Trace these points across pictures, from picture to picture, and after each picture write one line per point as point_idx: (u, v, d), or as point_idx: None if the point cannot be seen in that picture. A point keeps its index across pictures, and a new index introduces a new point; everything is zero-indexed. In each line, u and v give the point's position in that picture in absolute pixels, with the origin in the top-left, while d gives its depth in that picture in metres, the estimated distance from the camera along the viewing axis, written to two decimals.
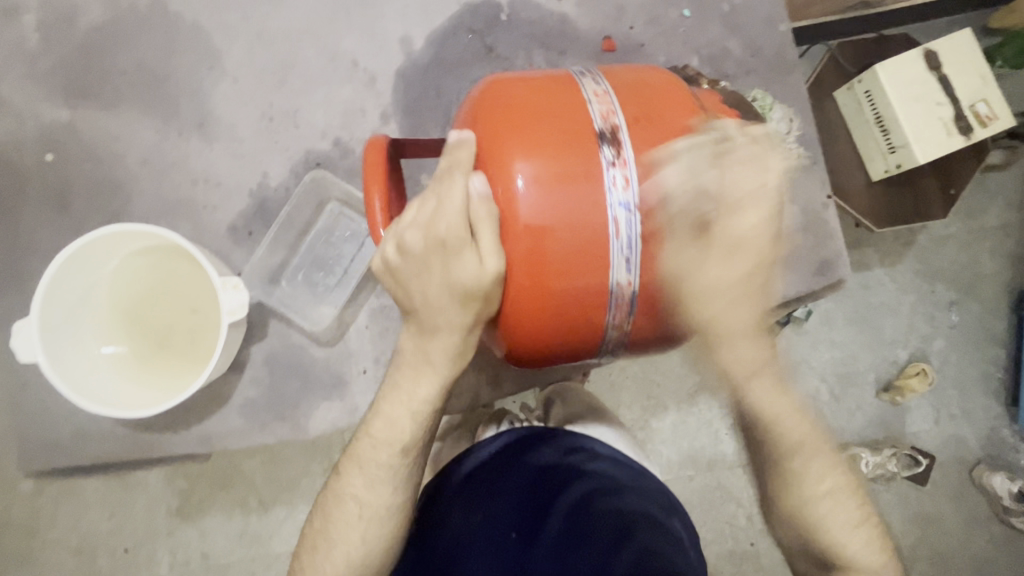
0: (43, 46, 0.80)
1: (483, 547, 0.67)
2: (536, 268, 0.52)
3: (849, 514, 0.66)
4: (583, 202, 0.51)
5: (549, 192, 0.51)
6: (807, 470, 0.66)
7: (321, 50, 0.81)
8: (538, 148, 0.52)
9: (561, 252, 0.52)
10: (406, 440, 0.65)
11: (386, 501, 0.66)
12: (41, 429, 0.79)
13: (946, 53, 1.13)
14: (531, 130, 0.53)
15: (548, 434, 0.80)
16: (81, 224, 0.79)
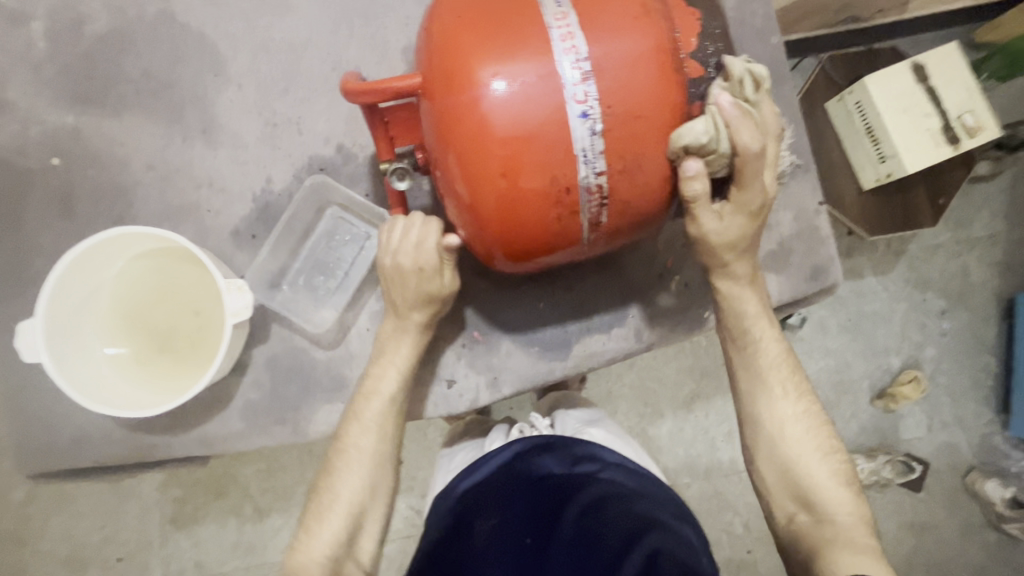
0: (50, 54, 0.81)
1: (501, 552, 0.68)
2: (510, 162, 0.57)
3: (816, 441, 0.68)
4: (547, 95, 0.56)
5: (511, 100, 0.56)
6: (768, 390, 0.70)
7: (325, 58, 0.83)
8: (501, 49, 0.56)
9: (530, 146, 0.57)
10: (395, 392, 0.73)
11: (379, 446, 0.72)
12: (41, 433, 0.79)
13: (932, 66, 1.16)
14: (495, 31, 0.57)
15: (557, 442, 0.83)
16: (85, 229, 0.80)
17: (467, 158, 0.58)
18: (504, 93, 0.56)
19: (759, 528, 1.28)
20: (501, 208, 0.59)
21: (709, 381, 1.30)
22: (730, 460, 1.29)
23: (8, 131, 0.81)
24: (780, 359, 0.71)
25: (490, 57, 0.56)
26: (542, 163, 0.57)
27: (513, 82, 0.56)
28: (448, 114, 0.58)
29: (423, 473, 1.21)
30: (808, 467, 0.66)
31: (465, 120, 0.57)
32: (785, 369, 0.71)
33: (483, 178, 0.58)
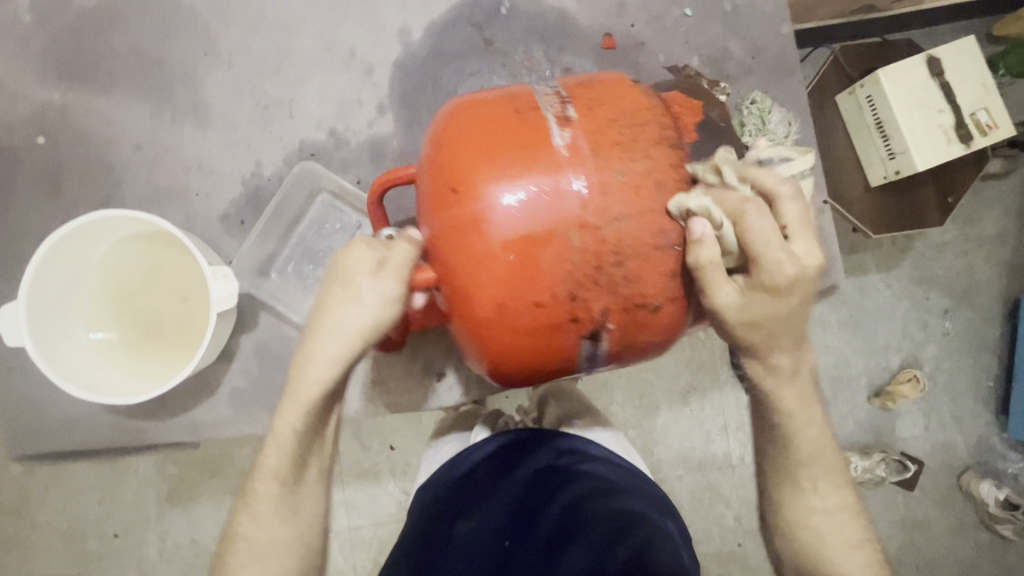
0: (36, 28, 0.79)
1: (481, 547, 0.67)
2: (516, 280, 0.55)
3: (849, 533, 0.66)
4: (554, 213, 0.54)
5: (520, 207, 0.54)
6: (807, 485, 0.67)
7: (317, 38, 0.80)
8: (510, 166, 0.55)
9: (532, 266, 0.55)
10: (281, 468, 0.62)
11: (281, 533, 0.62)
12: (28, 414, 0.79)
13: (948, 59, 1.13)
14: (495, 143, 0.56)
15: (543, 438, 0.83)
16: (71, 209, 0.79)
17: (467, 269, 0.56)
18: (513, 211, 0.54)
19: (750, 522, 1.29)
20: (497, 321, 0.57)
21: (706, 375, 1.29)
22: (724, 454, 1.28)
23: None
24: (825, 449, 0.67)
25: (496, 174, 0.55)
26: (545, 279, 0.55)
27: (523, 198, 0.54)
28: (450, 225, 0.56)
29: (416, 459, 1.21)
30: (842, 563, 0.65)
31: (468, 234, 0.55)
32: (829, 462, 0.67)
33: (485, 293, 0.56)
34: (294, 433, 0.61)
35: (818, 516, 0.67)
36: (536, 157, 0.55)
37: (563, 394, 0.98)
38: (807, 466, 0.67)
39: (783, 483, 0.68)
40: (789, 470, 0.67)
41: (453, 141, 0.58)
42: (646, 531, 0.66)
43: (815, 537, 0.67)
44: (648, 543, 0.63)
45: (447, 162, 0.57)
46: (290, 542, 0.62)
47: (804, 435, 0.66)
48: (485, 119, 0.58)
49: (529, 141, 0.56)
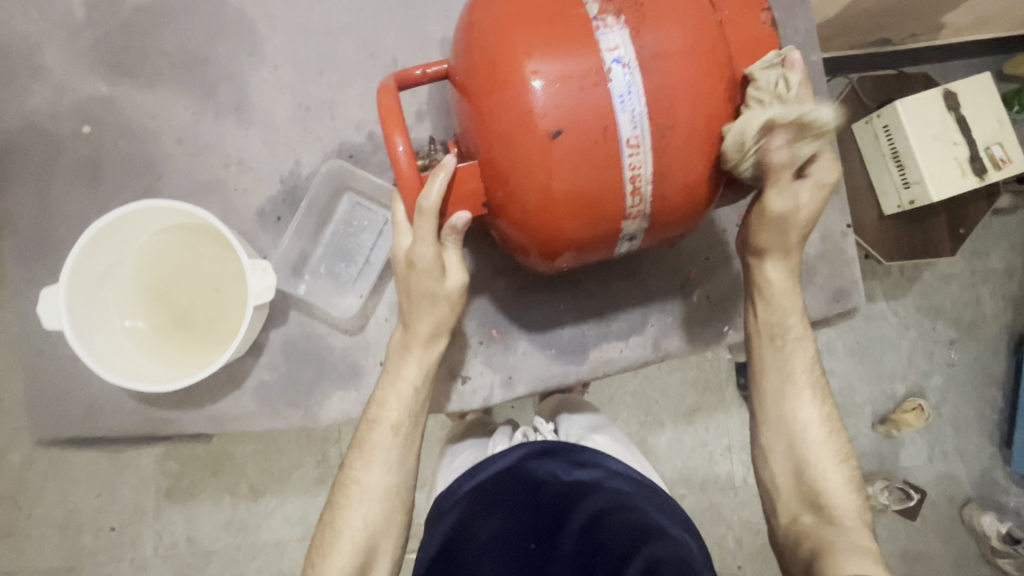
0: (87, 22, 0.81)
1: (504, 556, 0.68)
2: (554, 164, 0.55)
3: (834, 449, 0.70)
4: (592, 95, 0.54)
5: (557, 93, 0.54)
6: (797, 393, 0.72)
7: (361, 44, 0.82)
8: (547, 48, 0.54)
9: (581, 150, 0.55)
10: (391, 455, 0.71)
11: (378, 508, 0.70)
12: (51, 399, 0.79)
13: (964, 94, 1.15)
14: (533, 26, 0.55)
15: (559, 448, 0.82)
16: (110, 198, 0.80)
17: (501, 159, 0.57)
18: (550, 92, 0.54)
19: (751, 544, 1.29)
20: (541, 204, 0.57)
21: (712, 394, 1.29)
22: (727, 474, 1.29)
23: (40, 94, 0.81)
24: (812, 366, 0.73)
25: (534, 55, 0.54)
26: (584, 160, 0.55)
27: (555, 84, 0.54)
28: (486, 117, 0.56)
29: (421, 465, 1.21)
30: (826, 474, 0.69)
31: (506, 117, 0.55)
32: (813, 376, 0.73)
33: (523, 181, 0.57)
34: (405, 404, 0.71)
35: (795, 418, 0.71)
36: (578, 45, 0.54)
37: (577, 406, 0.98)
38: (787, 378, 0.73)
39: (773, 389, 0.73)
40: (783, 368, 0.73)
41: (489, 21, 0.57)
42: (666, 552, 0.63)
43: (799, 453, 0.70)
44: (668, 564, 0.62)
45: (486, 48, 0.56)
46: (390, 512, 0.70)
47: (791, 319, 0.73)
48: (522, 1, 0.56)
49: (565, 27, 0.55)
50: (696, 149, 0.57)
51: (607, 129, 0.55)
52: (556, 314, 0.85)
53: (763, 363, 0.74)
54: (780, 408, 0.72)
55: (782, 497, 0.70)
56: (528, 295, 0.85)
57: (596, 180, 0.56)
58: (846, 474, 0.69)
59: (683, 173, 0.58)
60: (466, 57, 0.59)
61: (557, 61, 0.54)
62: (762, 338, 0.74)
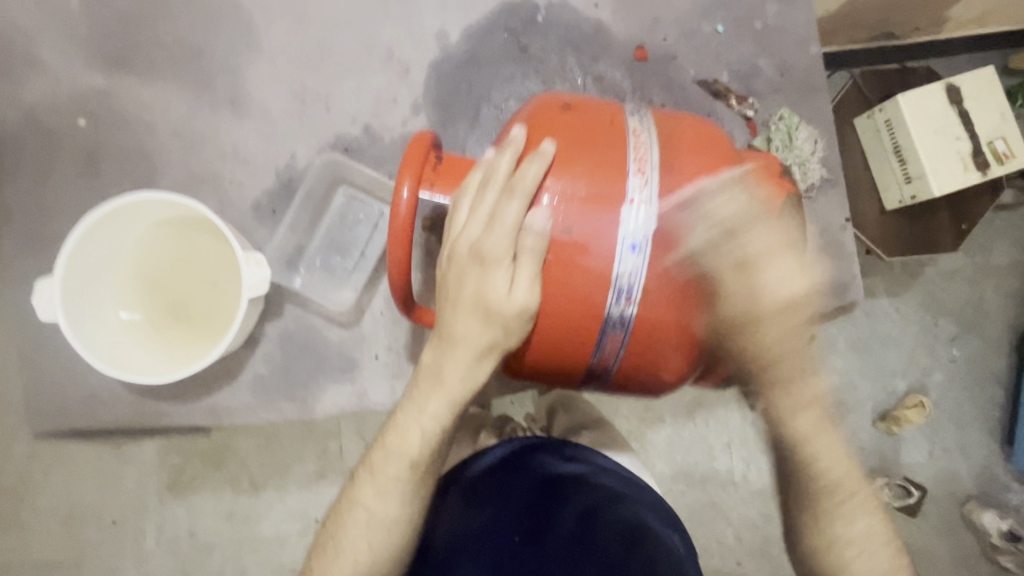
0: (84, 14, 0.81)
1: (487, 552, 0.69)
2: (552, 280, 0.57)
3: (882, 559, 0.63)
4: (596, 227, 0.56)
5: (559, 212, 0.56)
6: (841, 513, 0.63)
7: (357, 37, 0.82)
8: (566, 178, 0.57)
9: (574, 273, 0.57)
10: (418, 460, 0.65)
11: (395, 513, 0.65)
12: (49, 391, 0.80)
13: (967, 87, 1.14)
14: (566, 153, 0.58)
15: (547, 442, 0.81)
16: (107, 191, 0.80)
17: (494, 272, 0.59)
18: (559, 212, 0.56)
19: (750, 540, 1.28)
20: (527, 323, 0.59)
21: (712, 390, 1.29)
22: (727, 471, 1.28)
23: (38, 87, 0.81)
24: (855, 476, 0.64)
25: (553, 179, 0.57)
26: (581, 285, 0.57)
27: (562, 207, 0.56)
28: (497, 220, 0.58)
29: None
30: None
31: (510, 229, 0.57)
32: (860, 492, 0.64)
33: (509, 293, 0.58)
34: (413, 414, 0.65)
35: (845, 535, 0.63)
36: (600, 179, 0.57)
37: (573, 403, 0.98)
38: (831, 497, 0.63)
39: (822, 510, 0.64)
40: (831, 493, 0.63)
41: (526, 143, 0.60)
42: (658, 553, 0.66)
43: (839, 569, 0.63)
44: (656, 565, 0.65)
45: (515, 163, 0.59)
46: (406, 514, 0.66)
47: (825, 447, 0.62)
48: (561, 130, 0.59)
49: (596, 158, 0.57)
50: (689, 302, 0.57)
51: (600, 270, 0.56)
52: None
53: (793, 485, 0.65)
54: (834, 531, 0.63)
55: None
56: None
57: (583, 307, 0.57)
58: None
59: (681, 312, 0.57)
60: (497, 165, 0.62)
61: (577, 190, 0.56)
62: (789, 472, 0.64)
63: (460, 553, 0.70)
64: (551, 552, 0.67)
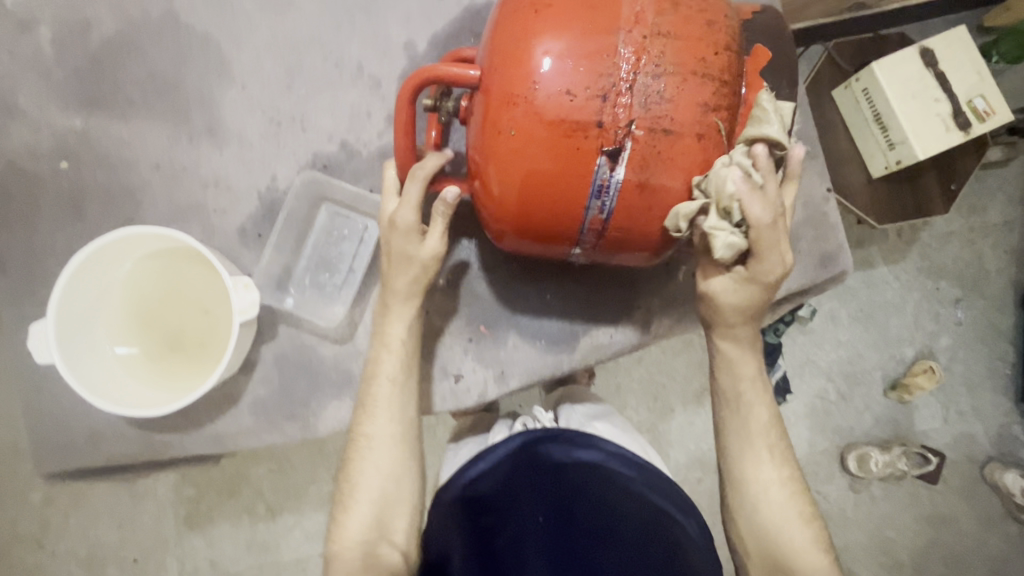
0: (56, 57, 0.82)
1: (531, 549, 0.65)
2: (550, 142, 0.57)
3: (798, 510, 0.69)
4: (593, 78, 0.56)
5: (563, 64, 0.56)
6: (756, 455, 0.71)
7: (327, 56, 0.83)
8: (563, 31, 0.56)
9: (575, 127, 0.57)
10: (394, 369, 0.74)
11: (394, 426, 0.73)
12: (53, 431, 0.80)
13: (941, 49, 1.14)
14: (559, 8, 0.57)
15: (568, 434, 0.77)
16: (94, 229, 0.81)
17: (495, 136, 0.59)
18: (555, 66, 0.56)
19: None
20: (524, 185, 0.60)
21: None
22: None
23: (18, 134, 0.82)
24: (788, 481, 0.70)
25: (550, 36, 0.56)
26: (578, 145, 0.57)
27: (564, 63, 0.56)
28: (497, 85, 0.58)
29: (434, 471, 1.21)
30: (790, 532, 0.68)
31: (511, 88, 0.57)
32: (762, 430, 0.72)
33: (511, 154, 0.58)
34: (402, 341, 0.75)
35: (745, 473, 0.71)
36: (598, 31, 0.56)
37: (580, 397, 0.96)
38: (745, 460, 0.71)
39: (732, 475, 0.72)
40: (739, 444, 0.72)
41: (519, 2, 0.59)
42: (675, 536, 0.69)
43: (767, 524, 0.69)
44: (675, 555, 0.67)
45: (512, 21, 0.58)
46: (403, 431, 0.73)
47: (742, 386, 0.72)
48: None
49: (593, 9, 0.56)
50: (686, 165, 0.58)
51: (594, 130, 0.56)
52: (547, 304, 0.85)
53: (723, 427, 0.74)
54: (742, 469, 0.71)
55: (753, 560, 0.70)
56: (519, 280, 0.85)
57: (577, 166, 0.58)
58: (813, 533, 0.68)
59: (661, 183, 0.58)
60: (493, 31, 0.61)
61: (572, 70, 0.56)
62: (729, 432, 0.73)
63: (490, 564, 0.65)
64: (575, 553, 0.64)
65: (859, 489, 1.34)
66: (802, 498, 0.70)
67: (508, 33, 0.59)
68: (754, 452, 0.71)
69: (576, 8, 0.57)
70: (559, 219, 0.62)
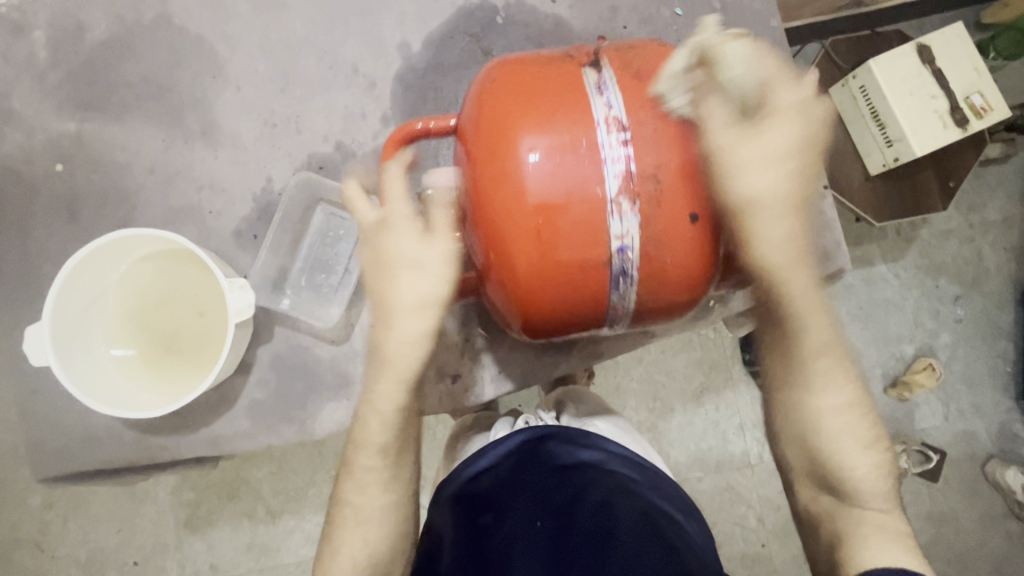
0: (50, 60, 0.82)
1: (525, 549, 0.65)
2: (552, 239, 0.57)
3: (860, 434, 0.67)
4: (583, 168, 0.56)
5: (553, 161, 0.56)
6: (823, 382, 0.67)
7: (321, 57, 0.83)
8: (545, 127, 0.57)
9: (577, 220, 0.57)
10: (399, 400, 0.68)
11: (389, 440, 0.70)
12: (50, 435, 0.80)
13: (937, 46, 1.14)
14: (537, 103, 0.58)
15: (575, 433, 0.77)
16: (89, 233, 0.81)
17: (495, 233, 0.59)
18: (544, 166, 0.56)
19: (774, 521, 1.27)
20: (535, 278, 0.59)
21: (719, 373, 1.29)
22: (743, 453, 1.27)
23: (13, 137, 0.82)
24: (847, 407, 0.67)
25: (534, 133, 0.57)
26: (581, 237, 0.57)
27: (553, 158, 0.56)
28: (488, 182, 0.58)
29: (433, 472, 1.21)
30: (847, 456, 0.66)
31: (505, 185, 0.57)
32: (832, 357, 0.67)
33: (518, 249, 0.58)
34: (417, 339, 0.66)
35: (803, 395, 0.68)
36: (581, 124, 0.57)
37: (581, 396, 0.96)
38: (805, 374, 0.67)
39: (793, 392, 0.68)
40: (800, 357, 0.67)
41: (493, 102, 0.60)
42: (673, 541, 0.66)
43: (821, 441, 0.67)
44: (674, 554, 0.64)
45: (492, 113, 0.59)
46: (403, 438, 0.71)
47: (813, 294, 0.66)
48: (530, 80, 0.60)
49: (568, 102, 0.58)
50: (695, 239, 0.59)
51: (598, 219, 0.57)
52: None
53: (778, 346, 0.69)
54: (801, 394, 0.68)
55: (800, 476, 0.69)
56: None
57: (588, 254, 0.58)
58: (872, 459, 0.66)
59: (673, 257, 0.59)
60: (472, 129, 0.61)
61: (562, 165, 0.56)
62: (794, 349, 0.67)
63: (485, 564, 0.64)
64: (570, 551, 0.64)
65: None
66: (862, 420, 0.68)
67: (487, 128, 0.59)
68: (818, 373, 0.67)
69: (553, 102, 0.58)
70: (576, 306, 0.61)
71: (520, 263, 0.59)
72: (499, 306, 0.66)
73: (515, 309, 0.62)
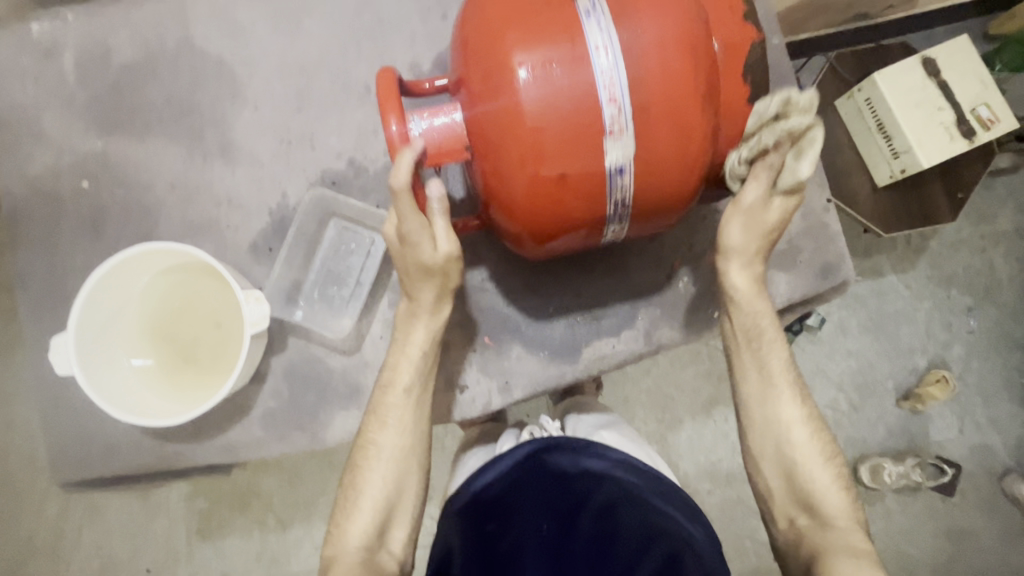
0: (78, 83, 0.86)
1: (532, 557, 0.67)
2: (546, 151, 0.59)
3: (822, 461, 0.70)
4: (573, 85, 0.58)
5: (542, 77, 0.57)
6: (783, 402, 0.73)
7: (335, 77, 0.86)
8: (535, 43, 0.58)
9: (570, 127, 0.58)
10: (406, 401, 0.73)
11: (403, 440, 0.72)
12: (72, 442, 0.83)
13: (943, 59, 1.15)
14: (526, 20, 0.58)
15: (578, 443, 0.78)
16: (112, 246, 0.84)
17: (492, 150, 0.61)
18: (535, 81, 0.57)
19: None
20: (533, 192, 0.61)
21: (727, 385, 1.29)
22: None
23: (43, 156, 0.86)
24: (813, 435, 0.71)
25: (524, 49, 0.57)
26: (575, 150, 0.59)
27: (543, 74, 0.57)
28: (482, 101, 0.60)
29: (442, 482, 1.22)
30: (821, 486, 0.68)
31: (498, 104, 0.59)
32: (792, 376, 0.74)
33: (515, 166, 0.60)
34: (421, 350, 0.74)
35: (756, 392, 0.74)
36: (569, 40, 0.58)
37: (588, 407, 0.96)
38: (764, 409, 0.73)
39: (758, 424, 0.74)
40: (764, 411, 0.73)
41: (482, 22, 0.60)
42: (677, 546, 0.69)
43: (790, 472, 0.70)
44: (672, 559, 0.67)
45: (481, 33, 0.60)
46: (411, 444, 0.73)
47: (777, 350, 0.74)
48: None
49: (554, 17, 0.58)
50: (682, 149, 0.61)
51: (592, 130, 0.58)
52: (550, 313, 0.86)
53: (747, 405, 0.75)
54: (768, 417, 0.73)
55: (780, 506, 0.71)
56: (523, 288, 0.86)
57: (580, 164, 0.60)
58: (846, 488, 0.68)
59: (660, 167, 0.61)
60: (463, 49, 0.62)
61: (552, 80, 0.57)
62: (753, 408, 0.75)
63: (494, 564, 0.66)
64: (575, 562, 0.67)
65: (872, 500, 1.32)
66: (820, 426, 0.72)
67: (478, 50, 0.60)
68: (777, 405, 0.73)
69: (539, 16, 0.59)
70: (568, 214, 0.63)
71: (520, 176, 0.60)
72: (499, 222, 0.67)
73: (513, 221, 0.64)
